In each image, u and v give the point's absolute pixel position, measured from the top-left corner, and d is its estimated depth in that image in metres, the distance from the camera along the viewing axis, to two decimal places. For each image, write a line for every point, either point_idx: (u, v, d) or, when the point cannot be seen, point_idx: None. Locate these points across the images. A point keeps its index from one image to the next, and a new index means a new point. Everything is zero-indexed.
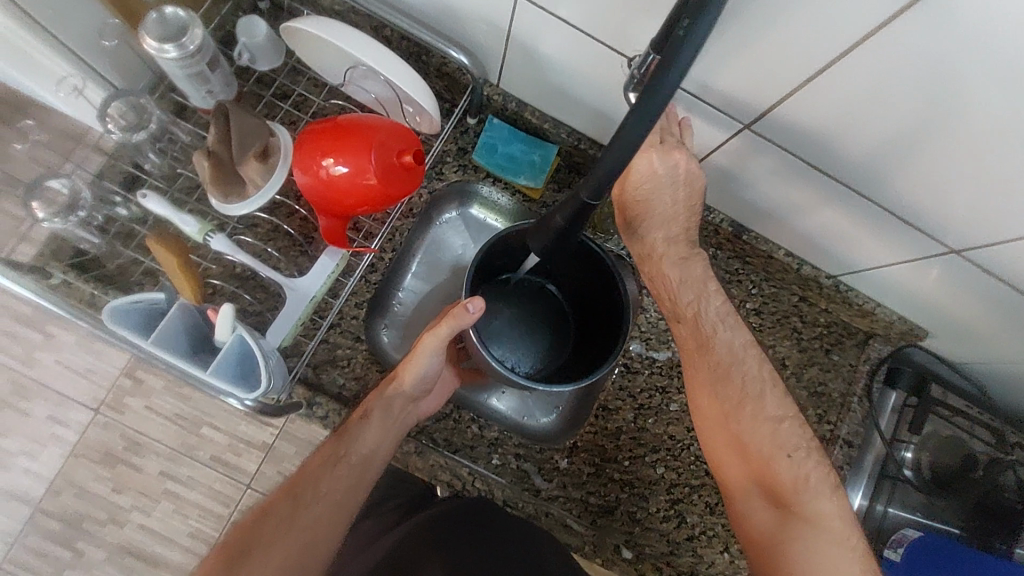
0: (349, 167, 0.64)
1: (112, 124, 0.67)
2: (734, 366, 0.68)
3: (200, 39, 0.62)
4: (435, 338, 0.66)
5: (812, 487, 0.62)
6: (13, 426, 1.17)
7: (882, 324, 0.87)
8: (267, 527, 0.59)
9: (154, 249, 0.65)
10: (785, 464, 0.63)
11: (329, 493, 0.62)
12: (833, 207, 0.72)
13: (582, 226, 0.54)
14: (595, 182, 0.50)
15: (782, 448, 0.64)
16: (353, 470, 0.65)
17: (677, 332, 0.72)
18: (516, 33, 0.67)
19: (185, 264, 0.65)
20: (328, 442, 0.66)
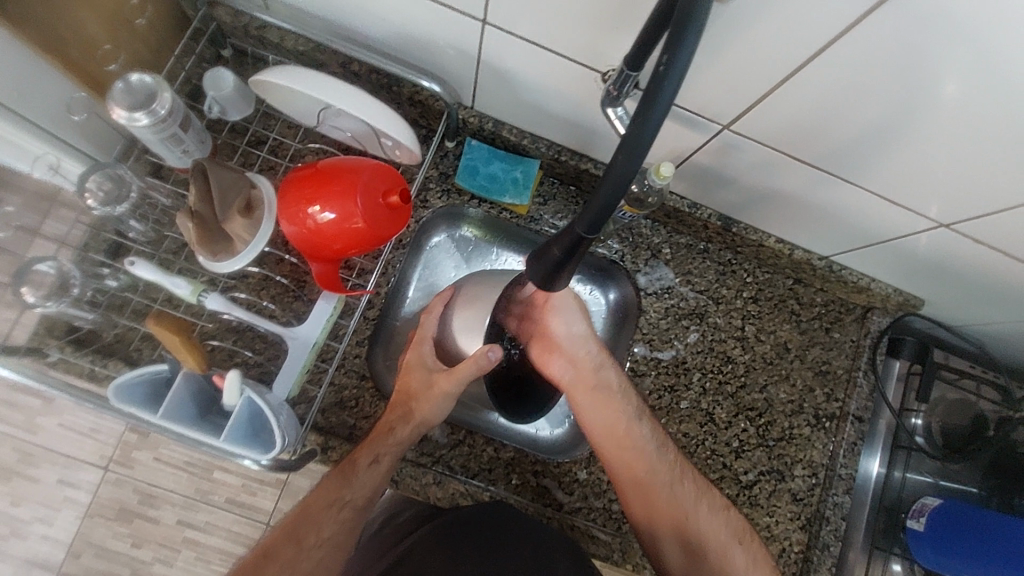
0: (335, 213, 0.64)
1: (91, 198, 0.66)
2: (647, 442, 0.74)
3: (169, 101, 0.62)
4: (459, 383, 0.71)
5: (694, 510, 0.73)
6: (21, 494, 1.15)
7: (879, 298, 0.88)
8: (272, 569, 0.62)
9: (155, 331, 0.62)
10: (667, 494, 0.73)
11: (332, 537, 0.65)
12: (820, 192, 0.72)
13: (580, 256, 0.52)
14: (593, 219, 0.47)
15: (665, 481, 0.73)
16: (355, 512, 0.67)
17: (577, 394, 0.77)
18: (488, 59, 0.67)
19: (189, 342, 0.63)
20: (330, 483, 0.66)
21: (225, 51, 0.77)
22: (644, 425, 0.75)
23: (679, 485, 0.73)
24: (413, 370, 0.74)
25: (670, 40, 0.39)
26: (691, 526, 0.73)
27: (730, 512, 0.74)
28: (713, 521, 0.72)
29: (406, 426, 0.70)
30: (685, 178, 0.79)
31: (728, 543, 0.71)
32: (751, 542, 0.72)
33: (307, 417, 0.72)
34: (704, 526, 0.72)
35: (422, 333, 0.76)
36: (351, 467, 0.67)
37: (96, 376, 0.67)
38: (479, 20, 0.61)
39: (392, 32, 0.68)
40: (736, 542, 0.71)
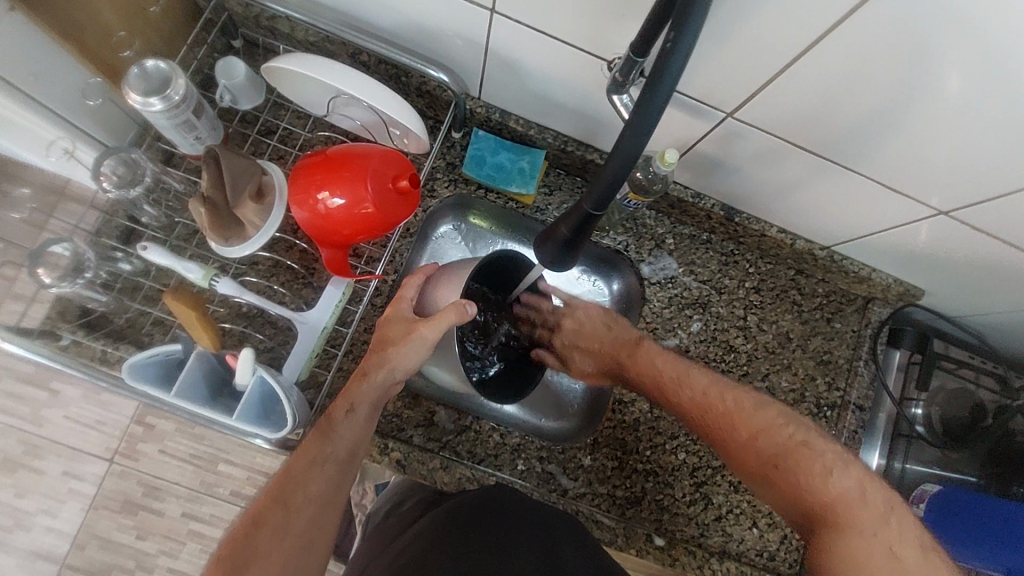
0: (345, 198, 0.65)
1: (106, 181, 0.67)
2: (670, 398, 0.68)
3: (183, 88, 0.63)
4: (438, 330, 0.67)
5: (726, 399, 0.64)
6: (27, 486, 1.16)
7: (879, 288, 0.89)
8: (265, 537, 0.59)
9: (174, 307, 0.63)
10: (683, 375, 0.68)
11: (320, 493, 0.63)
12: (822, 180, 0.73)
13: (588, 235, 0.53)
14: (599, 196, 0.49)
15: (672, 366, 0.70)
16: (339, 466, 0.65)
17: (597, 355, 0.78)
18: (495, 47, 0.68)
19: (203, 316, 0.64)
20: (310, 443, 0.64)
21: (235, 42, 0.78)
22: (677, 385, 0.68)
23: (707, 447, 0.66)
24: (389, 326, 0.69)
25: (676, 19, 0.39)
26: (733, 427, 0.63)
27: (758, 432, 0.62)
28: (743, 448, 0.62)
29: (379, 374, 0.67)
30: (688, 167, 0.80)
31: (785, 447, 0.60)
32: (796, 456, 0.59)
33: (316, 400, 0.73)
34: (730, 420, 0.63)
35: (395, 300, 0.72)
36: (329, 421, 0.65)
37: (109, 359, 0.68)
38: (487, 9, 0.62)
39: (402, 22, 0.70)
40: (787, 450, 0.60)
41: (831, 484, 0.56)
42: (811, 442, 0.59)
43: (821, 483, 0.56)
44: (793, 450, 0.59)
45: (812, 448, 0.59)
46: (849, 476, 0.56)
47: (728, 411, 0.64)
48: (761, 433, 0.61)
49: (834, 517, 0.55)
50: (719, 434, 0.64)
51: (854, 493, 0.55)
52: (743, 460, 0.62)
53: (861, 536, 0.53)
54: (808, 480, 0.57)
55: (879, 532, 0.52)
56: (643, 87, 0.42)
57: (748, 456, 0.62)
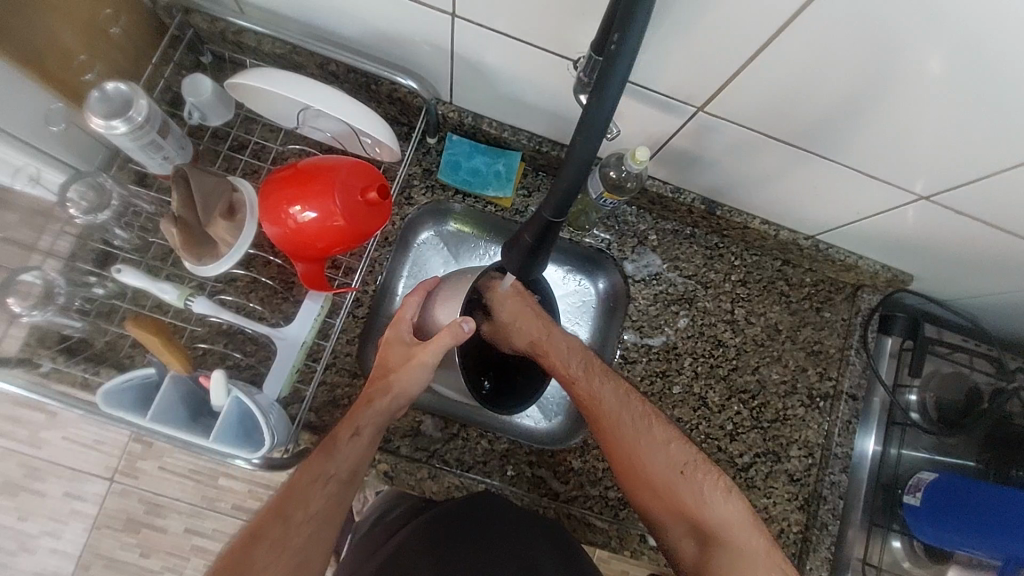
0: (316, 212, 0.65)
1: (74, 208, 0.67)
2: (593, 381, 0.71)
3: (146, 108, 0.62)
4: (437, 354, 0.67)
5: (632, 417, 0.70)
6: (28, 509, 1.16)
7: (867, 275, 0.88)
8: (262, 552, 0.59)
9: (137, 334, 0.62)
10: (602, 389, 0.71)
11: (320, 511, 0.62)
12: (799, 171, 0.72)
13: (554, 243, 0.52)
14: (560, 203, 0.48)
15: (592, 374, 0.72)
16: (342, 486, 0.64)
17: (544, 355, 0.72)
18: (461, 52, 0.67)
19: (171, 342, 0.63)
20: (313, 460, 0.63)
21: (204, 58, 0.78)
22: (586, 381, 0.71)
23: (620, 451, 0.69)
24: (388, 352, 0.70)
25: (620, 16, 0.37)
26: (638, 446, 0.69)
27: (674, 443, 0.69)
28: (656, 457, 0.69)
29: (385, 399, 0.67)
30: (665, 163, 0.79)
31: (679, 474, 0.68)
32: (702, 470, 0.68)
33: (300, 416, 0.73)
34: (637, 442, 0.69)
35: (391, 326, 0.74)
36: (332, 440, 0.64)
37: (89, 384, 0.68)
38: (448, 14, 0.61)
39: (366, 30, 0.69)
40: (682, 474, 0.68)
41: (724, 503, 0.66)
42: (700, 469, 0.68)
43: (720, 501, 0.66)
44: (699, 467, 0.68)
45: (710, 468, 0.69)
46: (728, 504, 0.66)
47: (655, 424, 0.70)
48: (675, 443, 0.69)
49: (717, 536, 0.66)
50: (629, 441, 0.69)
51: (737, 515, 0.66)
52: (653, 461, 0.68)
53: (736, 546, 0.65)
54: (696, 503, 0.67)
55: (756, 545, 0.64)
56: (591, 92, 0.41)
57: (658, 465, 0.68)
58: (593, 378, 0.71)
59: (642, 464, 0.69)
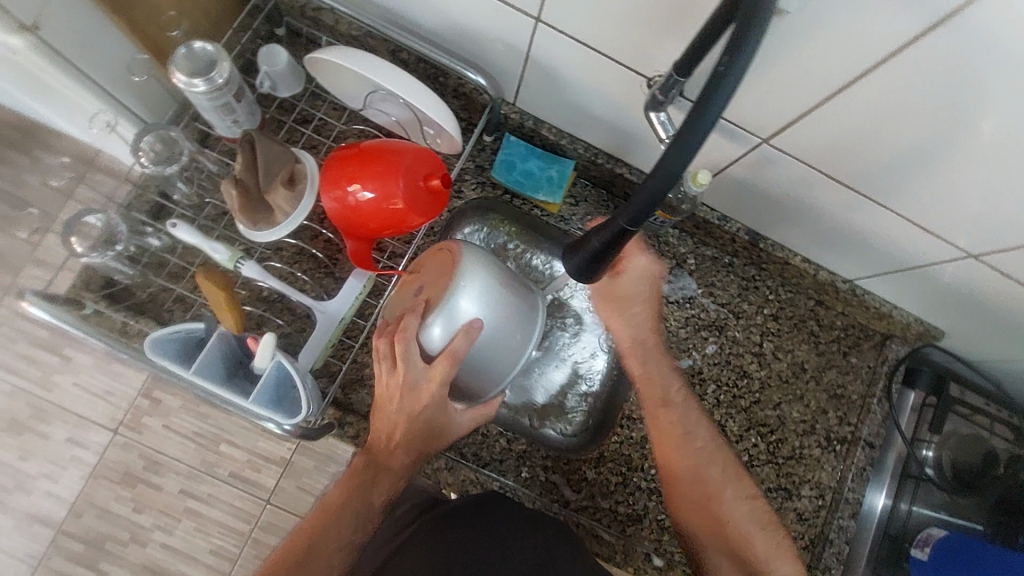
0: (375, 193, 0.66)
1: (145, 157, 0.68)
2: (686, 422, 0.70)
3: (227, 71, 0.63)
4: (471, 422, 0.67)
5: (716, 459, 0.69)
6: (32, 449, 1.18)
7: (898, 326, 0.88)
8: None
9: (204, 287, 0.64)
10: (696, 431, 0.70)
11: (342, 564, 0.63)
12: (850, 214, 0.73)
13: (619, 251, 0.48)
14: (636, 211, 0.44)
15: (691, 417, 0.70)
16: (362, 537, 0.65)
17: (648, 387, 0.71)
18: (535, 56, 0.69)
19: (232, 299, 0.65)
20: (342, 518, 0.63)
21: (279, 30, 0.79)
22: (679, 413, 0.70)
23: (695, 477, 0.68)
24: (431, 418, 0.62)
25: (730, 42, 0.37)
26: (717, 492, 0.67)
27: (754, 495, 0.68)
28: (736, 502, 0.67)
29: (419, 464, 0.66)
30: (717, 189, 0.80)
31: (751, 530, 0.66)
32: (775, 530, 0.67)
33: (329, 390, 0.74)
34: (718, 487, 0.68)
35: (409, 373, 0.59)
36: (360, 498, 0.64)
37: (128, 331, 0.69)
38: (532, 17, 0.63)
39: (445, 23, 0.71)
40: (757, 528, 0.66)
41: (791, 568, 0.65)
42: (772, 529, 0.67)
43: (790, 564, 0.65)
44: (772, 526, 0.67)
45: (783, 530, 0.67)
46: (793, 571, 0.65)
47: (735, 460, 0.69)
48: (754, 497, 0.68)
49: None
50: (712, 479, 0.68)
51: None
52: (729, 511, 0.67)
53: None
54: (763, 562, 0.65)
55: None
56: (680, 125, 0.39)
57: (733, 515, 0.67)
58: (692, 418, 0.70)
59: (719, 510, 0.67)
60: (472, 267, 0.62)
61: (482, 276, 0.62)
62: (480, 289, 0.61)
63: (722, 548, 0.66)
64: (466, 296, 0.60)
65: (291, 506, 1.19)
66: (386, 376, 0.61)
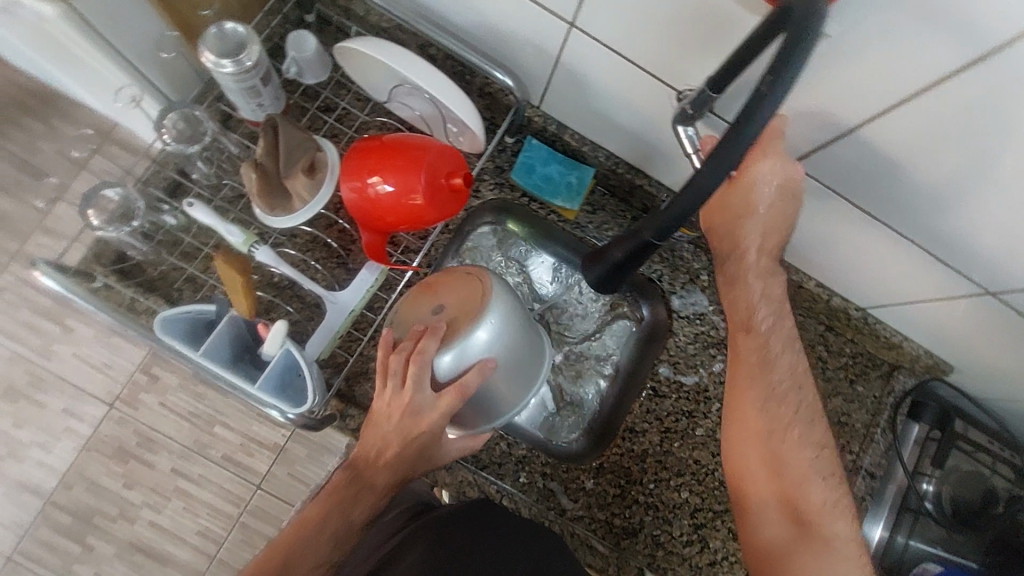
0: (396, 186, 0.66)
1: (166, 134, 0.69)
2: (769, 341, 0.64)
3: (256, 55, 0.62)
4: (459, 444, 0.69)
5: (790, 399, 0.64)
6: (27, 417, 1.18)
7: (907, 358, 0.88)
8: None
9: (220, 270, 0.65)
10: (778, 377, 0.64)
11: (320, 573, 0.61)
12: (872, 242, 0.72)
13: (642, 263, 0.47)
14: (663, 225, 0.43)
15: (776, 319, 0.64)
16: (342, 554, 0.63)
17: (739, 340, 0.65)
18: (565, 60, 0.68)
19: (246, 283, 0.66)
20: (326, 525, 0.62)
21: (308, 16, 0.79)
22: (758, 346, 0.64)
23: (796, 468, 0.62)
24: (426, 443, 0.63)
25: (776, 60, 0.36)
26: (779, 439, 0.63)
27: (823, 450, 0.63)
28: (799, 453, 0.63)
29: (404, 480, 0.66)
30: None
31: (811, 482, 0.62)
32: (835, 484, 0.63)
33: (334, 382, 0.74)
34: (783, 435, 0.63)
35: (417, 397, 0.58)
36: (347, 509, 0.64)
37: (137, 307, 0.69)
38: (567, 22, 0.62)
39: (477, 21, 0.70)
40: (818, 481, 0.62)
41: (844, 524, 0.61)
42: (830, 485, 0.63)
43: (845, 520, 0.61)
44: (831, 480, 0.63)
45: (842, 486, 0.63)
46: (845, 527, 0.62)
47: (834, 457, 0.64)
48: (824, 452, 0.63)
49: (825, 544, 0.61)
50: (779, 426, 0.63)
51: (848, 541, 0.61)
52: (789, 459, 0.63)
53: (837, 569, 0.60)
54: (818, 513, 0.62)
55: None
56: (716, 144, 0.39)
57: (797, 463, 0.63)
58: (782, 363, 0.65)
59: (783, 458, 0.63)
60: (495, 300, 0.60)
61: (501, 311, 0.60)
62: (500, 321, 0.60)
63: (779, 494, 0.62)
64: (483, 329, 0.59)
65: (282, 493, 1.18)
66: (392, 395, 0.59)
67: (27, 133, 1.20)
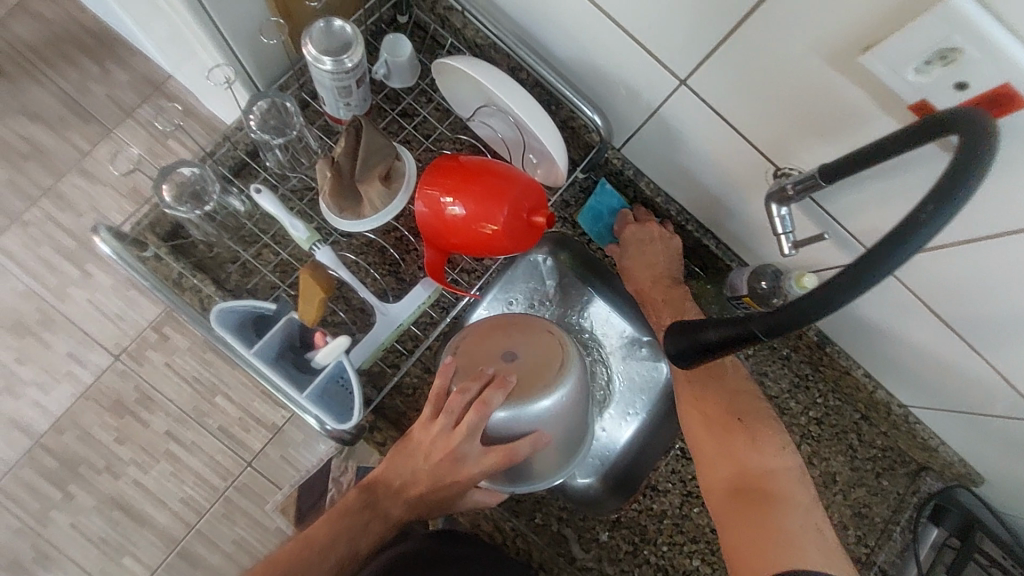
0: (475, 212, 0.64)
1: (253, 120, 0.67)
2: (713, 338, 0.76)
3: (359, 56, 0.61)
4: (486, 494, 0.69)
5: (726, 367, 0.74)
6: (30, 354, 1.15)
7: (939, 461, 0.86)
8: None
9: (305, 282, 0.64)
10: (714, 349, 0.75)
11: None
12: (941, 351, 0.69)
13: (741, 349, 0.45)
14: (775, 323, 0.41)
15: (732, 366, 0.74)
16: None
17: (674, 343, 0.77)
18: (664, 112, 0.66)
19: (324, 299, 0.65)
20: (335, 545, 0.62)
21: (402, 18, 0.77)
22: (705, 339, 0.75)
23: (708, 453, 0.70)
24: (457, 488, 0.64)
25: (937, 189, 0.35)
26: (717, 395, 0.72)
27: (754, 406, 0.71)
28: (733, 406, 0.71)
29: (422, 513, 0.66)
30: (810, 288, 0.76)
31: (746, 428, 0.69)
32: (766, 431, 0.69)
33: (373, 397, 0.72)
34: (721, 391, 0.72)
35: (466, 446, 0.61)
36: (357, 529, 0.63)
37: (182, 284, 0.67)
38: (679, 79, 0.61)
39: (580, 57, 0.69)
40: (751, 435, 0.69)
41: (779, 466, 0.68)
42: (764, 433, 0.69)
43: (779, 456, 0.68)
44: (766, 427, 0.70)
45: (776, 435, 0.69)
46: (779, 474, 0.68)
47: (743, 422, 0.69)
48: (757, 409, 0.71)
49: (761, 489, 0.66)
50: (717, 387, 0.72)
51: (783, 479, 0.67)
52: (724, 411, 0.71)
53: (776, 511, 0.64)
54: (750, 457, 0.68)
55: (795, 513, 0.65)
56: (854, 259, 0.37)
57: (729, 411, 0.70)
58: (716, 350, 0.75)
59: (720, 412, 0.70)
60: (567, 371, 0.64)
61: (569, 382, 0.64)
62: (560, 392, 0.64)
63: (716, 435, 0.70)
64: (549, 398, 0.63)
65: (272, 474, 1.15)
66: (442, 433, 0.61)
67: (80, 70, 1.18)
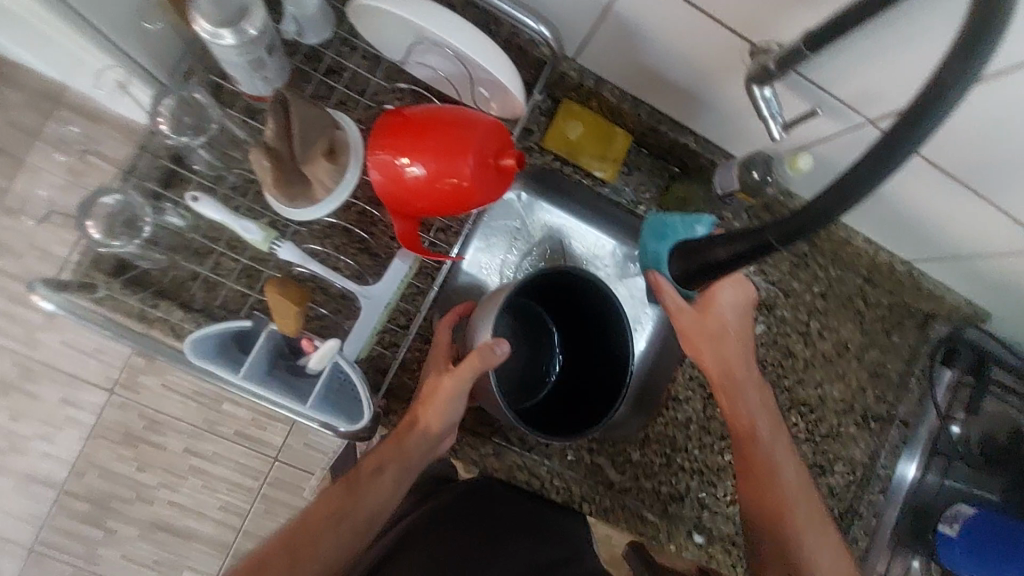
0: (436, 168, 0.58)
1: (163, 124, 0.60)
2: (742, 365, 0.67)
3: (260, 20, 0.53)
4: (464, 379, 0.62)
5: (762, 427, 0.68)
6: (20, 409, 1.08)
7: (947, 307, 0.86)
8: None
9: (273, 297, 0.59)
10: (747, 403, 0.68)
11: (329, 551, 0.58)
12: (947, 204, 0.66)
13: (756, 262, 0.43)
14: None
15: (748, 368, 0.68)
16: (354, 530, 0.60)
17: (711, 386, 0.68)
18: (618, 9, 0.59)
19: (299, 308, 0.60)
20: (337, 494, 0.61)
21: None
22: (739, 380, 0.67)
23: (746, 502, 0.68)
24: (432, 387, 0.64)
25: None
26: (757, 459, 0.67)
27: (799, 468, 0.68)
28: (781, 474, 0.67)
29: (415, 437, 0.64)
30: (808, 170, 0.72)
31: (786, 501, 0.67)
32: (810, 511, 0.67)
33: (381, 382, 0.70)
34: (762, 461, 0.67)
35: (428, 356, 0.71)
36: (356, 477, 0.62)
37: (147, 317, 0.62)
38: None
39: None
40: (790, 500, 0.67)
41: (824, 534, 0.66)
42: (806, 498, 0.67)
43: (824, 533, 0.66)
44: (805, 498, 0.67)
45: (816, 503, 0.68)
46: (827, 549, 0.66)
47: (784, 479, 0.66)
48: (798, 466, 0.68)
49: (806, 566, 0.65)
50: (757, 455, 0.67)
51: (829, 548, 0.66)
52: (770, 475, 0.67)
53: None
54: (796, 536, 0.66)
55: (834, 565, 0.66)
56: None
57: (775, 480, 0.67)
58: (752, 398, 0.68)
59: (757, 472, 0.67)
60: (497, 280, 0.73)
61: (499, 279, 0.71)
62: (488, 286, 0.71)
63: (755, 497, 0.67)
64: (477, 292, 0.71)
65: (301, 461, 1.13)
66: None
67: None
